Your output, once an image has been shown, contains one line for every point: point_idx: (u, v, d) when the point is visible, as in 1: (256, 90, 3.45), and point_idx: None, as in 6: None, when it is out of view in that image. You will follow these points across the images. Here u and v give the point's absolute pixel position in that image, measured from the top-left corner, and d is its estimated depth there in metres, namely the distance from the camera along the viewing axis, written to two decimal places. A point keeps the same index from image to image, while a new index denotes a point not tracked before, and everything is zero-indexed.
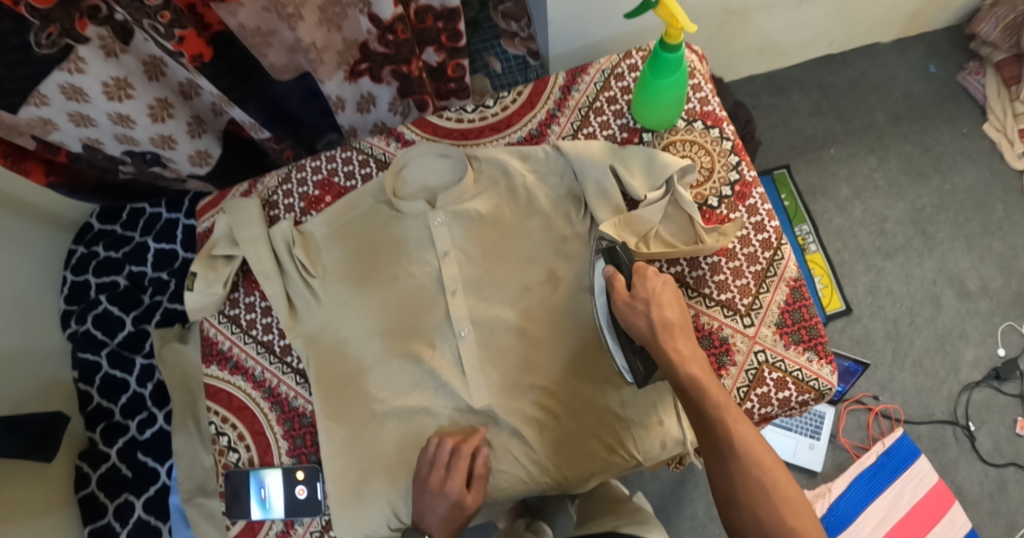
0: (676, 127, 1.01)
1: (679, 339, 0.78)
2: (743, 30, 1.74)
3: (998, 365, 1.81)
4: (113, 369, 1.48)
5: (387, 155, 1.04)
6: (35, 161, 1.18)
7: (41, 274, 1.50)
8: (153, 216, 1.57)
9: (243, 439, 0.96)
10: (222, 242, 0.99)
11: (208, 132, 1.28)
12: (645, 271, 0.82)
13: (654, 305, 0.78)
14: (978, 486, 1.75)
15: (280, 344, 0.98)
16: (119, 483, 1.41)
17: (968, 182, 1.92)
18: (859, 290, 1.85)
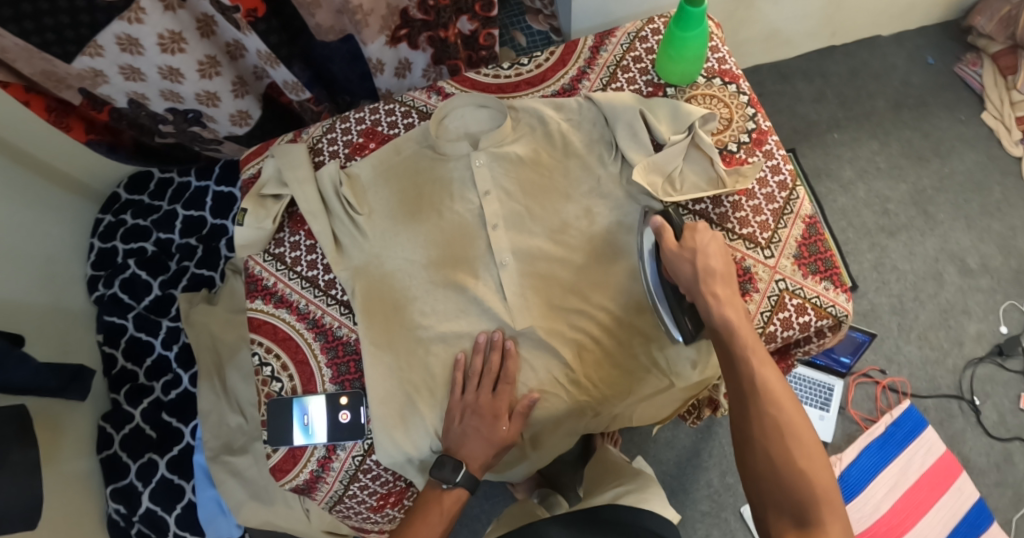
0: (697, 83, 1.09)
1: (719, 284, 0.85)
2: (750, 19, 1.83)
3: (1000, 341, 1.87)
4: (140, 331, 1.52)
5: (429, 107, 1.10)
6: (77, 117, 1.32)
7: (69, 238, 1.56)
8: (181, 185, 1.64)
9: (286, 369, 1.02)
10: (271, 183, 1.05)
11: (250, 93, 1.35)
12: (695, 228, 0.88)
13: (699, 256, 0.86)
14: (985, 457, 1.80)
15: (325, 279, 1.04)
16: (143, 443, 1.45)
17: (967, 165, 2.00)
18: (865, 266, 1.92)
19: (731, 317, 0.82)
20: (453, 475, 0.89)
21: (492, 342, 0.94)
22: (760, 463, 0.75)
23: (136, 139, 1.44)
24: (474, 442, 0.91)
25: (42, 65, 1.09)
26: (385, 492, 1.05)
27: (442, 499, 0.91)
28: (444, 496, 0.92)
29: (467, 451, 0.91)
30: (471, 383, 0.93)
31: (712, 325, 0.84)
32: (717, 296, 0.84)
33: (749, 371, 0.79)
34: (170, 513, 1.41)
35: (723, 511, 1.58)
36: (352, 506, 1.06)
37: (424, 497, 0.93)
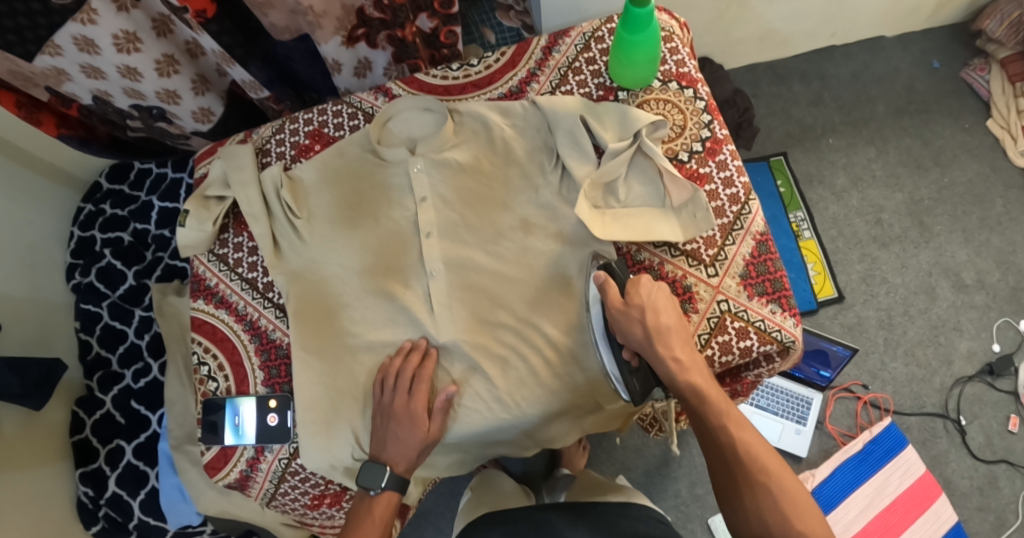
0: (652, 87, 1.02)
1: (675, 343, 0.84)
2: (743, 18, 1.75)
3: (991, 360, 1.80)
4: (114, 319, 1.48)
5: (375, 109, 1.09)
6: (49, 112, 1.23)
7: (48, 228, 1.53)
8: (159, 175, 1.57)
9: (222, 369, 1.01)
10: (215, 184, 1.03)
11: (212, 91, 1.30)
12: (639, 279, 0.87)
13: (649, 312, 0.84)
14: (968, 480, 1.74)
15: (264, 281, 1.02)
16: (112, 429, 1.41)
17: (968, 176, 1.92)
18: (853, 278, 1.85)
19: (695, 380, 0.82)
20: (378, 479, 0.89)
21: (414, 348, 0.94)
22: (754, 529, 0.75)
23: (110, 133, 1.36)
24: (399, 449, 0.91)
25: (6, 64, 1.04)
26: (319, 493, 1.04)
27: (374, 508, 0.91)
28: (377, 505, 0.91)
29: (395, 458, 0.91)
30: (388, 389, 0.92)
31: (676, 391, 0.83)
32: (678, 361, 0.83)
33: (729, 436, 0.79)
34: (134, 498, 1.37)
35: (689, 523, 1.52)
36: (287, 503, 1.06)
37: (358, 508, 0.92)
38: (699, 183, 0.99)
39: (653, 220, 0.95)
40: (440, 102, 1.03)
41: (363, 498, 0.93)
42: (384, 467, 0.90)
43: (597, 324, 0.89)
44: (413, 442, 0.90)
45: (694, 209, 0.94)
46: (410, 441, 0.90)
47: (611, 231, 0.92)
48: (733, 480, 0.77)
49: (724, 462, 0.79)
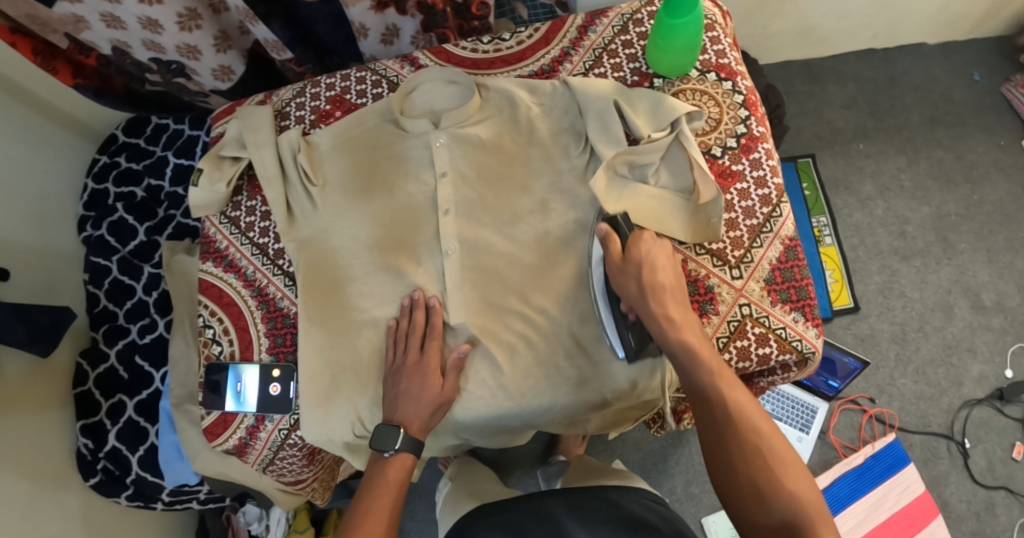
0: (689, 76, 0.97)
1: (670, 302, 0.81)
2: (783, 11, 1.69)
3: (1003, 386, 1.77)
4: (122, 274, 1.47)
5: (400, 79, 1.05)
6: (64, 61, 1.20)
7: (63, 177, 1.52)
8: (175, 132, 1.57)
9: (227, 333, 0.98)
10: (230, 144, 1.00)
11: (234, 49, 1.23)
12: (641, 233, 0.84)
13: (647, 269, 0.81)
14: (965, 504, 1.71)
15: (274, 248, 0.99)
16: (114, 383, 1.38)
17: (998, 195, 1.87)
18: (871, 289, 1.80)
19: (686, 340, 0.79)
20: (391, 441, 0.85)
21: (413, 303, 0.90)
22: (742, 488, 0.72)
23: (128, 86, 1.32)
24: (412, 403, 0.87)
25: (23, 9, 1.03)
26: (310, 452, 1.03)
27: (388, 472, 0.87)
28: (390, 468, 0.87)
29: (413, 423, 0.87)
30: (396, 354, 0.90)
31: (669, 351, 0.80)
32: (672, 320, 0.80)
33: (718, 399, 0.76)
34: (133, 454, 1.34)
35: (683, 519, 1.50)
36: (284, 468, 1.04)
37: (370, 474, 0.88)
38: (730, 182, 0.94)
39: (669, 214, 0.91)
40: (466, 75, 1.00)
41: (376, 461, 0.89)
42: (398, 428, 0.86)
43: (597, 268, 0.87)
44: (418, 410, 0.86)
45: (711, 212, 0.90)
46: (422, 400, 0.87)
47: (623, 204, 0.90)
48: (720, 437, 0.75)
49: (716, 430, 0.75)
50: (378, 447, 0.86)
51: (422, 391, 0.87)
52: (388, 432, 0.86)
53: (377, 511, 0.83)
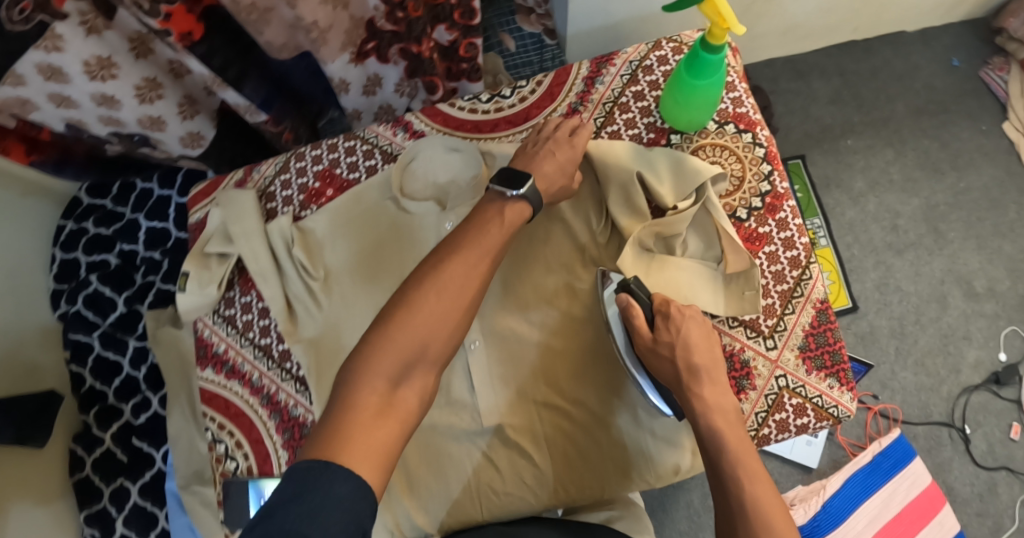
0: (707, 130, 0.92)
1: (706, 385, 0.77)
2: (767, 12, 1.64)
3: (999, 370, 1.72)
4: (106, 350, 1.37)
5: (393, 146, 0.97)
6: (15, 138, 1.07)
7: (27, 249, 1.39)
8: (144, 191, 1.46)
9: (241, 447, 0.92)
10: (215, 238, 0.92)
11: (201, 113, 1.12)
12: (668, 310, 0.81)
13: (679, 346, 0.78)
14: (968, 487, 1.65)
15: (279, 349, 0.92)
16: (113, 467, 1.30)
17: (983, 182, 1.85)
18: (867, 286, 1.78)
19: (716, 424, 0.74)
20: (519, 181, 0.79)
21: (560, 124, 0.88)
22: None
23: (90, 150, 1.18)
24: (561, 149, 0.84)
25: None
26: None
27: (503, 213, 0.77)
28: (506, 211, 0.78)
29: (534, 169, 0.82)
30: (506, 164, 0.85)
31: (696, 430, 0.76)
32: (701, 398, 0.76)
33: (741, 489, 0.69)
34: None
35: None
36: None
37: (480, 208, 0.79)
38: (758, 244, 0.90)
39: (701, 285, 0.87)
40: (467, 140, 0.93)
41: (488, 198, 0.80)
42: (527, 174, 0.79)
43: (616, 333, 0.83)
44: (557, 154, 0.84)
45: (744, 285, 0.86)
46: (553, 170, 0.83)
47: (655, 280, 0.86)
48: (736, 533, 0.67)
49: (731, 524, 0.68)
50: (502, 186, 0.79)
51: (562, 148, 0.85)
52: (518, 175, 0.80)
53: (483, 243, 0.74)
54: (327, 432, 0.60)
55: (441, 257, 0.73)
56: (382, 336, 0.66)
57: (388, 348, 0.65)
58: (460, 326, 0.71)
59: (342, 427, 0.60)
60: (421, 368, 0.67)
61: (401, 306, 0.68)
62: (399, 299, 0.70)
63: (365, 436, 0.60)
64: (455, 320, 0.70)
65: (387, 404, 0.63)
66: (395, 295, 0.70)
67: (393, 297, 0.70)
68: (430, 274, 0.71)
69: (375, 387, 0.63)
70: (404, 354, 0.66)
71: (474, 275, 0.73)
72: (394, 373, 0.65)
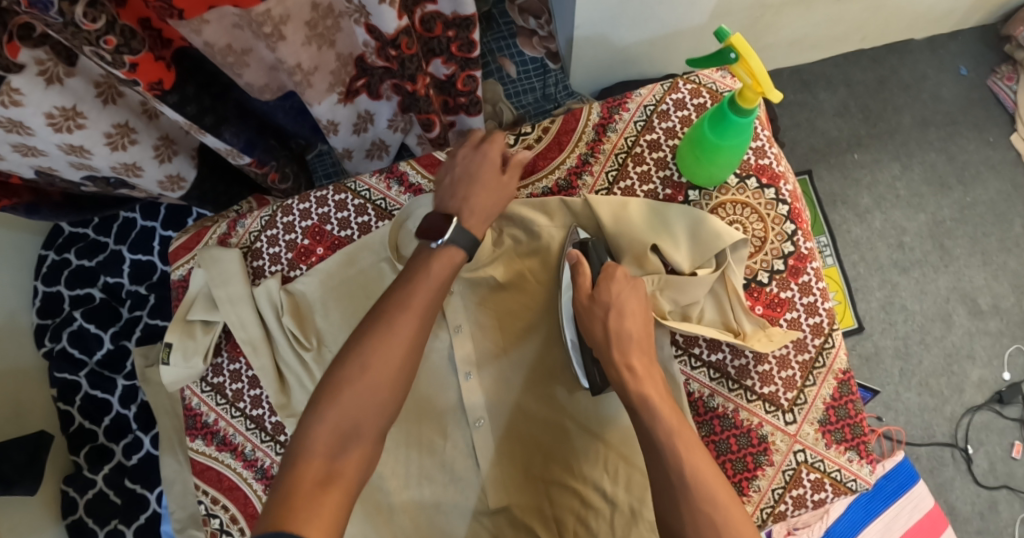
0: (727, 185, 0.87)
1: (634, 350, 0.68)
2: (764, 33, 1.35)
3: (1002, 388, 1.47)
4: (94, 389, 1.32)
5: (388, 200, 0.91)
6: None
7: (9, 284, 1.32)
8: (127, 221, 1.40)
9: (237, 521, 0.90)
10: (200, 304, 0.89)
11: (180, 153, 1.06)
12: (614, 271, 0.73)
13: (614, 312, 0.70)
14: (969, 506, 1.42)
15: (271, 421, 0.90)
16: (106, 510, 1.24)
17: (990, 195, 1.56)
18: (873, 306, 1.51)
19: (648, 392, 0.65)
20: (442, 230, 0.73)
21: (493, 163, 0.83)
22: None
23: (64, 190, 1.11)
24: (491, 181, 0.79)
25: None
26: None
27: (432, 263, 0.71)
28: (435, 261, 0.72)
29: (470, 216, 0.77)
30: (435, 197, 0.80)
31: (626, 403, 0.66)
32: (633, 370, 0.67)
33: (673, 450, 0.61)
34: None
35: None
36: None
37: (410, 265, 0.73)
38: (779, 310, 0.85)
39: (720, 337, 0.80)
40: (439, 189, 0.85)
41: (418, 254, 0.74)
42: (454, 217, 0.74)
43: (564, 293, 0.81)
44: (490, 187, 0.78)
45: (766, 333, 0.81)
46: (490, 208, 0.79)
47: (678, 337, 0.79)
48: (674, 507, 0.60)
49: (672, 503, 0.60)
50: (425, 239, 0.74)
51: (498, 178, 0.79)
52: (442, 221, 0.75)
53: (414, 305, 0.68)
54: (277, 504, 0.56)
55: (374, 320, 0.67)
56: (316, 416, 0.62)
57: (323, 428, 0.61)
58: (400, 386, 0.66)
59: (285, 503, 0.56)
60: (361, 443, 0.62)
61: (333, 382, 0.64)
62: (331, 376, 0.64)
63: (311, 511, 0.55)
64: (390, 384, 0.65)
65: (330, 477, 0.59)
66: (325, 371, 0.65)
67: (327, 368, 0.65)
68: (362, 343, 0.66)
69: (314, 462, 0.59)
70: (339, 432, 0.61)
71: (405, 336, 0.67)
72: (330, 450, 0.61)
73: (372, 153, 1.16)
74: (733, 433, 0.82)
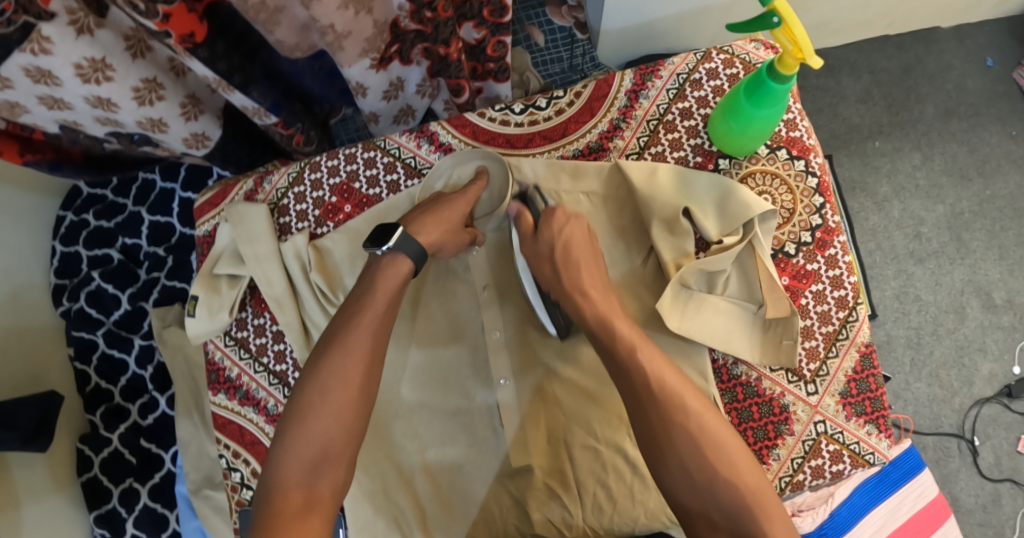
0: (758, 155, 0.87)
1: (583, 274, 0.77)
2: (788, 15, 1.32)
3: (1012, 382, 1.45)
4: (111, 348, 1.33)
5: (417, 159, 0.91)
6: (5, 138, 0.99)
7: (27, 244, 1.33)
8: (146, 183, 1.41)
9: (257, 476, 0.92)
10: (226, 258, 0.90)
11: (206, 112, 1.05)
12: (554, 212, 0.80)
13: (558, 244, 0.78)
14: (972, 498, 1.42)
15: (295, 378, 0.91)
16: (121, 469, 1.27)
17: (1011, 189, 1.52)
18: (886, 294, 1.50)
19: (603, 311, 0.74)
20: (385, 238, 0.77)
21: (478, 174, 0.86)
22: (679, 483, 0.63)
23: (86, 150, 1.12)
24: (457, 207, 0.82)
25: None
26: None
27: (377, 280, 0.76)
28: (381, 278, 0.76)
29: (417, 225, 0.79)
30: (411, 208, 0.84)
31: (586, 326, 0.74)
32: (588, 296, 0.75)
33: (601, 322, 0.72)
34: None
35: None
36: None
37: (361, 281, 0.78)
38: (805, 282, 0.85)
39: (736, 330, 0.82)
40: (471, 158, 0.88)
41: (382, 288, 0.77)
42: (396, 225, 0.78)
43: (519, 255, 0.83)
44: (446, 209, 0.81)
45: (783, 334, 0.81)
46: (440, 224, 0.80)
47: (697, 321, 0.80)
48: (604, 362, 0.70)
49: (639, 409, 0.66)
50: (372, 247, 0.78)
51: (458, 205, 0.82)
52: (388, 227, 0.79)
53: (362, 323, 0.74)
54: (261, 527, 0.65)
55: (325, 349, 0.73)
56: (285, 451, 0.69)
57: (292, 460, 0.69)
58: (364, 406, 0.72)
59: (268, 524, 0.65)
60: (333, 464, 0.70)
61: (299, 409, 0.71)
62: (296, 407, 0.71)
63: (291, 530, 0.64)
64: (349, 408, 0.71)
65: (309, 504, 0.67)
66: (290, 399, 0.72)
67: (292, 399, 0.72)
68: (321, 374, 0.72)
69: (292, 491, 0.68)
70: (309, 459, 0.69)
71: (359, 351, 0.73)
72: (305, 477, 0.69)
73: (399, 118, 1.15)
74: (755, 401, 0.83)
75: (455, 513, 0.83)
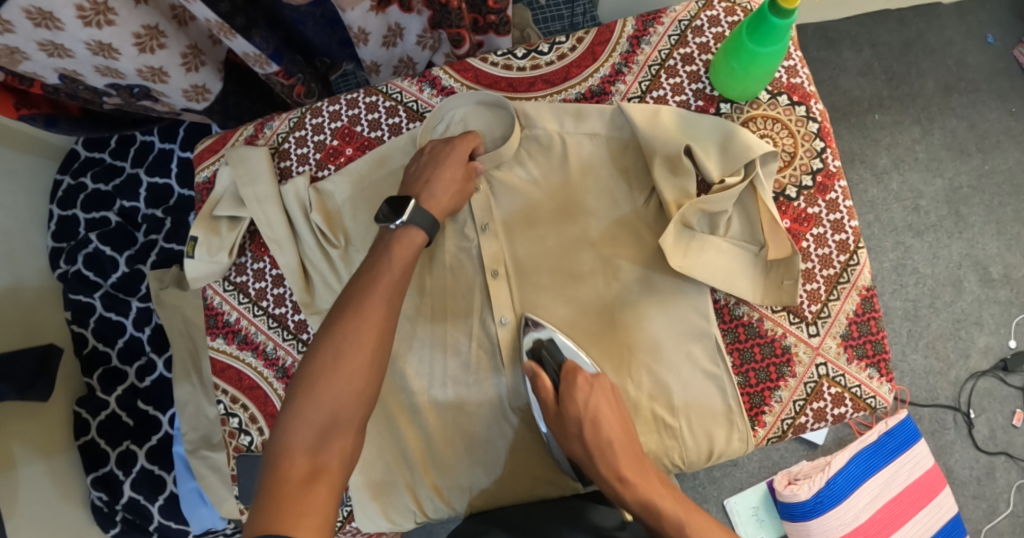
0: (758, 100, 0.87)
1: (619, 458, 0.71)
2: None
3: (1007, 356, 1.43)
4: (108, 311, 1.32)
5: (419, 104, 0.91)
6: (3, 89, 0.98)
7: (23, 205, 1.32)
8: (145, 145, 1.40)
9: (256, 421, 0.91)
10: (227, 200, 0.89)
11: (207, 64, 1.05)
12: (574, 379, 0.74)
13: (588, 424, 0.72)
14: (967, 470, 1.39)
15: (294, 320, 0.91)
16: (118, 430, 1.26)
17: (1010, 165, 1.50)
18: (884, 266, 1.47)
19: (648, 496, 0.69)
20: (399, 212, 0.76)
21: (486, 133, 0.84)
22: None
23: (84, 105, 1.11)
24: (454, 159, 0.81)
25: None
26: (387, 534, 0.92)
27: (392, 248, 0.75)
28: (396, 246, 0.75)
29: (423, 194, 0.79)
30: (411, 165, 0.83)
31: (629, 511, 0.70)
32: (626, 482, 0.70)
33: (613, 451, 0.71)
34: (153, 504, 1.24)
35: (705, 503, 1.27)
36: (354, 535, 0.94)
37: (373, 252, 0.76)
38: (806, 226, 0.85)
39: (739, 269, 0.82)
40: (467, 101, 0.87)
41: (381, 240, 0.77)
42: (410, 198, 0.77)
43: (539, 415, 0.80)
44: (448, 168, 0.80)
45: (784, 274, 0.82)
46: (447, 185, 0.80)
47: (698, 261, 0.80)
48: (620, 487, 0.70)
49: None
50: (385, 222, 0.76)
51: (460, 163, 0.81)
52: (400, 201, 0.77)
53: (377, 290, 0.72)
54: (264, 503, 0.59)
55: (337, 317, 0.70)
56: (295, 415, 0.65)
57: (301, 424, 0.64)
58: (377, 367, 0.69)
59: (274, 499, 0.59)
60: (343, 431, 0.66)
61: (311, 375, 0.67)
62: (307, 370, 0.67)
63: (302, 507, 0.59)
64: (362, 372, 0.67)
65: (316, 472, 0.63)
66: (300, 364, 0.68)
67: (305, 364, 0.68)
68: (334, 334, 0.68)
69: (298, 458, 0.63)
70: (317, 426, 0.65)
71: (374, 316, 0.70)
72: (314, 442, 0.64)
73: (400, 69, 1.16)
74: (757, 342, 0.84)
75: (457, 456, 0.86)
